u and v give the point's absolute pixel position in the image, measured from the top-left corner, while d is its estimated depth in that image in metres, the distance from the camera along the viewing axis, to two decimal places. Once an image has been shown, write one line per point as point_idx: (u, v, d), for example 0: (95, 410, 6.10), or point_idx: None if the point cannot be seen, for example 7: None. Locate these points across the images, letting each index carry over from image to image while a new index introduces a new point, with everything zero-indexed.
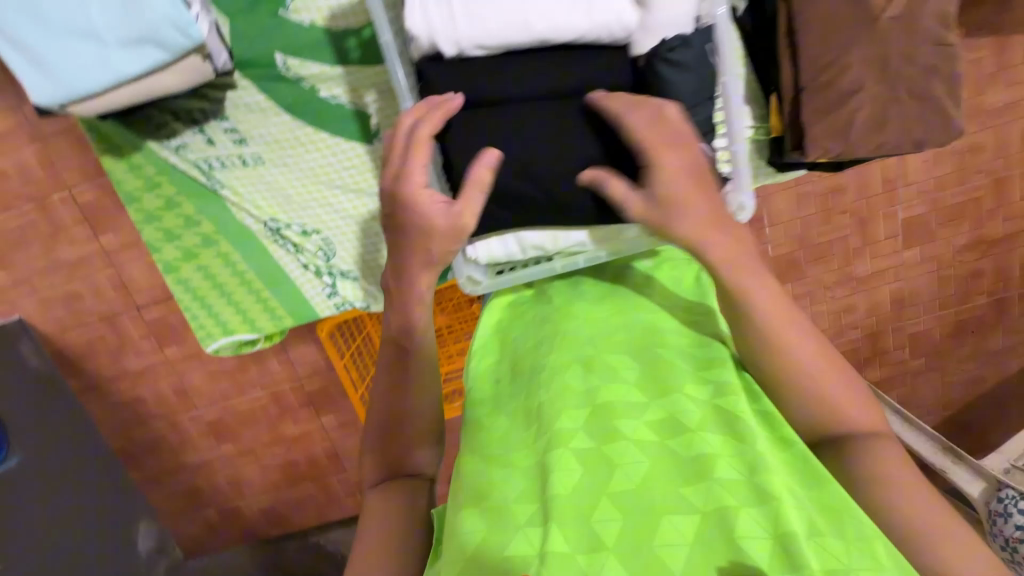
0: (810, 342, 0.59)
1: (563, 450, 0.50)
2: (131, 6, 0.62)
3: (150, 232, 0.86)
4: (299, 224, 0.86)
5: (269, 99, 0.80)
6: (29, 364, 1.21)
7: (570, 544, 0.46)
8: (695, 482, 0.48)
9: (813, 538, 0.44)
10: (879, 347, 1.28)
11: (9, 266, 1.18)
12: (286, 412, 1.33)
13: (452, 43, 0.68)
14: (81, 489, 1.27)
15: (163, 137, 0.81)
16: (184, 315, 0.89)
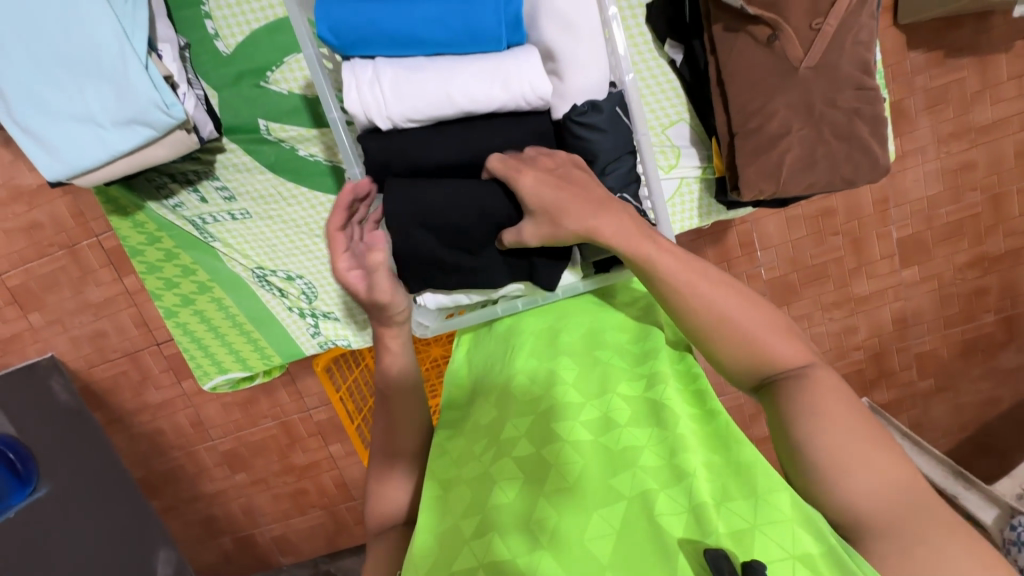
0: (729, 293, 0.62)
1: (507, 462, 0.59)
2: (123, 92, 0.70)
3: (151, 281, 0.93)
4: (283, 271, 0.93)
5: (253, 159, 0.87)
6: (59, 400, 1.29)
7: (511, 551, 0.52)
8: (622, 472, 0.56)
9: (723, 505, 0.52)
10: (884, 368, 1.25)
11: (44, 308, 1.28)
12: (296, 442, 1.38)
13: (385, 118, 0.71)
14: (110, 514, 1.32)
15: (162, 197, 0.88)
16: (183, 356, 0.96)
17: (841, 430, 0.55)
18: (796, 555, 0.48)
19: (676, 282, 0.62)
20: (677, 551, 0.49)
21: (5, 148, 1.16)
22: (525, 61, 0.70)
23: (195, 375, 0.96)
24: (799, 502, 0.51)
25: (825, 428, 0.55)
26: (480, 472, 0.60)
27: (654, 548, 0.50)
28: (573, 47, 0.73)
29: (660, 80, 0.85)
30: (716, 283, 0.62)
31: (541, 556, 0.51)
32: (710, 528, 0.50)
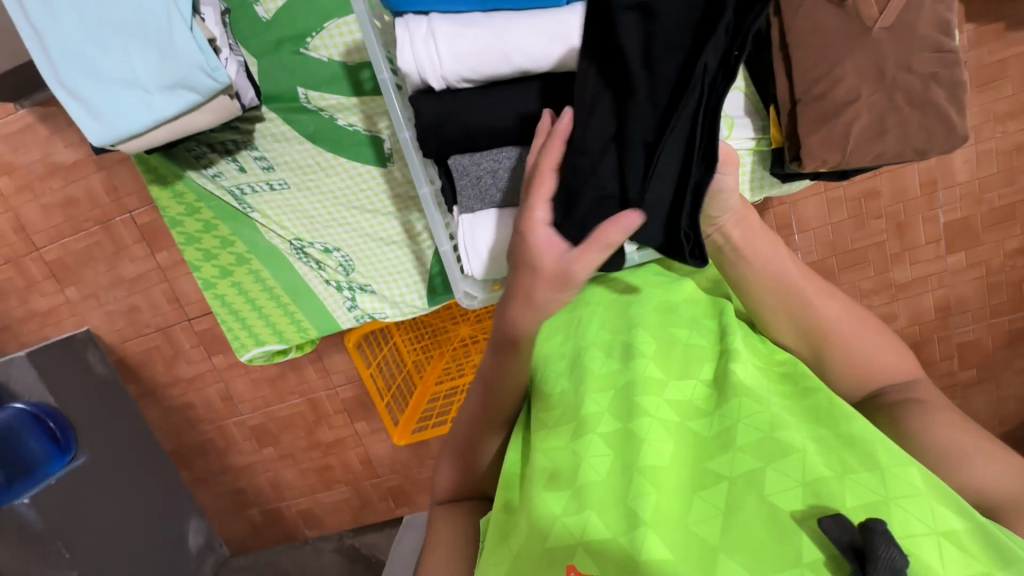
0: (832, 300, 0.62)
1: (594, 440, 0.58)
2: (165, 53, 0.69)
3: (190, 253, 0.95)
4: (320, 243, 0.92)
5: (293, 129, 0.86)
6: (96, 371, 1.33)
7: (613, 531, 0.52)
8: (719, 452, 0.55)
9: (845, 476, 0.50)
10: (924, 357, 1.20)
11: (81, 282, 1.31)
12: (322, 418, 1.40)
13: (438, 78, 0.65)
14: (142, 486, 1.37)
15: (201, 166, 0.89)
16: (223, 327, 0.98)
17: (952, 423, 0.57)
18: (937, 528, 0.46)
19: (782, 286, 0.62)
20: (796, 527, 0.48)
21: (42, 123, 1.18)
22: (590, 10, 0.62)
23: (233, 346, 0.99)
24: (931, 476, 0.50)
25: (941, 423, 0.57)
26: (562, 449, 0.60)
27: (769, 524, 0.49)
28: None
29: None
30: (815, 284, 0.62)
31: (643, 533, 0.51)
32: (835, 500, 0.48)
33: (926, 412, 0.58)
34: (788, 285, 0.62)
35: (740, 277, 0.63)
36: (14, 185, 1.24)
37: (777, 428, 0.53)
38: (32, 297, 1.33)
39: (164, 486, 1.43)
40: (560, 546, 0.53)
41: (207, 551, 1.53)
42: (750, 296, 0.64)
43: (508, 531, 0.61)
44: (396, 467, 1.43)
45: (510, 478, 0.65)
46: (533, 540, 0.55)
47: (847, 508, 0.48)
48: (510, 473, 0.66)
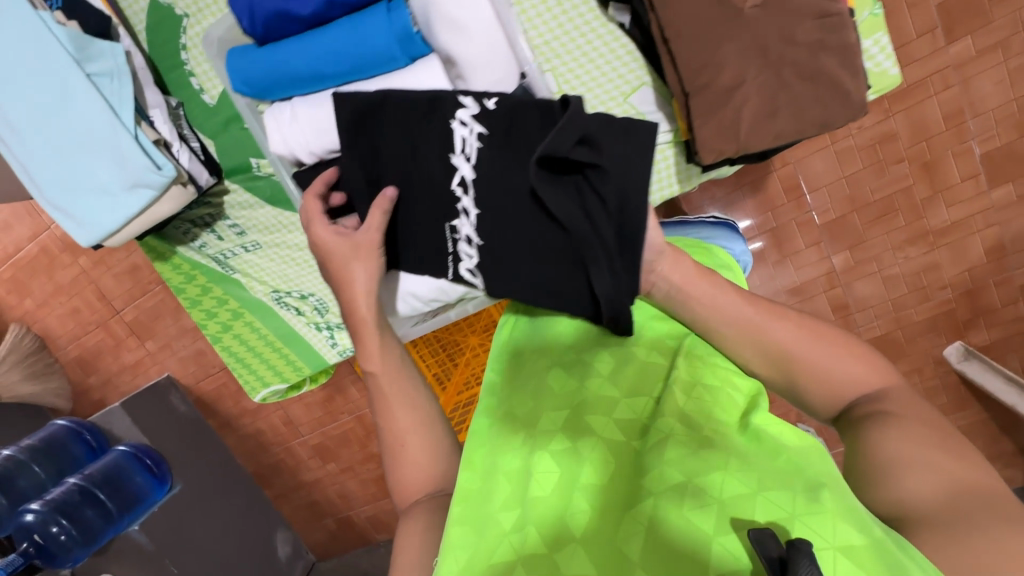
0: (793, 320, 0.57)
1: (543, 453, 0.53)
2: (122, 160, 0.79)
3: (196, 314, 1.07)
4: (296, 291, 1.03)
5: (254, 195, 0.97)
6: (179, 411, 1.51)
7: (547, 546, 0.47)
8: (652, 462, 0.49)
9: (759, 492, 0.45)
10: (980, 306, 1.08)
11: (156, 335, 1.50)
12: (371, 432, 1.50)
13: (308, 154, 0.82)
14: (231, 505, 1.55)
15: (189, 240, 1.01)
16: (235, 376, 1.11)
17: (908, 442, 0.48)
18: (839, 548, 0.41)
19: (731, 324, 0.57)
20: (708, 544, 0.43)
21: None
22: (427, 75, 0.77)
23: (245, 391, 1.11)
24: (844, 498, 0.44)
25: (890, 435, 0.49)
26: (518, 467, 0.54)
27: (686, 541, 0.43)
28: (468, 46, 0.74)
29: (608, 39, 0.83)
30: (769, 307, 0.57)
31: (574, 552, 0.46)
32: (744, 515, 0.44)
33: (888, 425, 0.50)
34: (737, 322, 0.57)
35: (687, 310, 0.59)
36: (91, 261, 1.45)
37: (702, 444, 0.49)
38: (122, 352, 1.54)
39: (250, 502, 1.61)
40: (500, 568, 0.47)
41: (296, 558, 1.70)
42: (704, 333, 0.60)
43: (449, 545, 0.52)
44: None
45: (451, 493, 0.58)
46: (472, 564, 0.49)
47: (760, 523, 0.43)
48: (468, 482, 0.55)
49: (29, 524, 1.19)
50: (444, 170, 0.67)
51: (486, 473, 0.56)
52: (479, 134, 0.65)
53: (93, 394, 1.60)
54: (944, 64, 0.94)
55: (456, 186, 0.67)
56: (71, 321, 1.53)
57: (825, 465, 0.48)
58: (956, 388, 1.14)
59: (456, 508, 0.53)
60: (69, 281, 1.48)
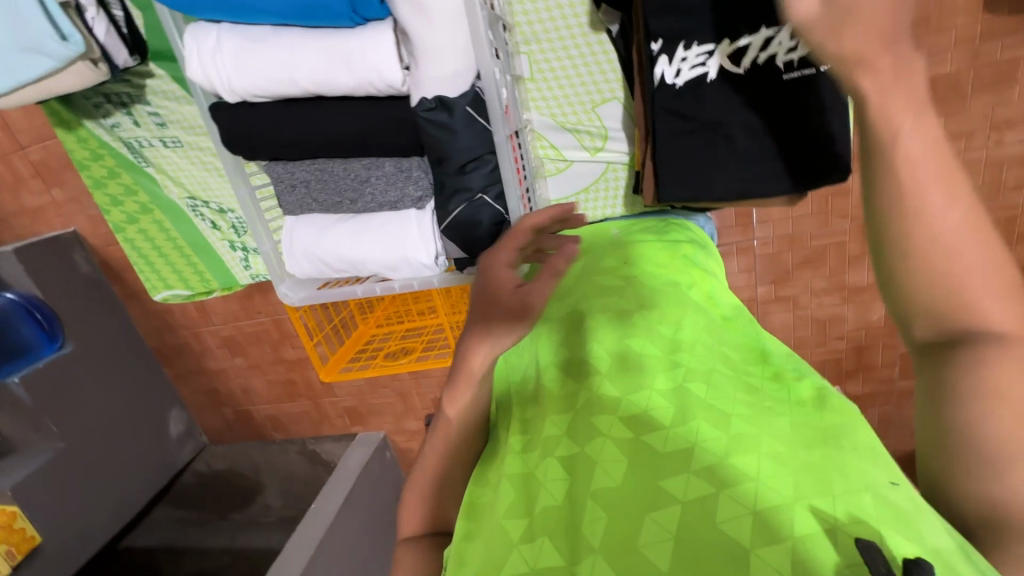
0: (963, 220, 0.42)
1: (550, 462, 0.58)
2: (13, 18, 0.69)
3: (99, 196, 1.01)
4: (215, 204, 0.99)
5: (181, 88, 0.89)
6: (81, 271, 1.43)
7: (566, 559, 0.50)
8: (670, 472, 0.51)
9: (803, 501, 0.45)
10: (863, 361, 1.20)
11: (64, 183, 1.37)
12: (286, 338, 1.49)
13: (230, 91, 0.76)
14: (127, 376, 1.52)
15: (99, 116, 0.93)
16: (136, 270, 1.08)
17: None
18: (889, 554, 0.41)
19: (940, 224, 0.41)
20: (748, 558, 0.43)
21: None
22: (371, 46, 0.69)
23: (145, 287, 1.09)
24: (887, 501, 0.44)
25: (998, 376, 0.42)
26: (525, 474, 0.59)
27: (723, 554, 0.44)
28: (425, 29, 0.67)
29: (593, 49, 0.82)
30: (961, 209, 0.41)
31: (595, 560, 0.48)
32: (782, 528, 0.44)
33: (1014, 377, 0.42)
34: (941, 222, 0.41)
35: (874, 206, 0.43)
36: None
37: (728, 454, 0.50)
38: (22, 193, 1.40)
39: (148, 377, 1.58)
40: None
41: (187, 438, 1.69)
42: (875, 232, 0.44)
43: (463, 559, 0.56)
44: (352, 391, 1.55)
45: (473, 513, 0.61)
46: (485, 567, 0.53)
47: (798, 536, 0.43)
48: (474, 496, 0.63)
49: None
50: (743, 87, 0.70)
51: (495, 484, 0.62)
52: (687, 50, 0.70)
53: None
54: None
55: (743, 66, 0.69)
56: None
57: (864, 457, 0.48)
58: None
59: (463, 522, 0.60)
60: None
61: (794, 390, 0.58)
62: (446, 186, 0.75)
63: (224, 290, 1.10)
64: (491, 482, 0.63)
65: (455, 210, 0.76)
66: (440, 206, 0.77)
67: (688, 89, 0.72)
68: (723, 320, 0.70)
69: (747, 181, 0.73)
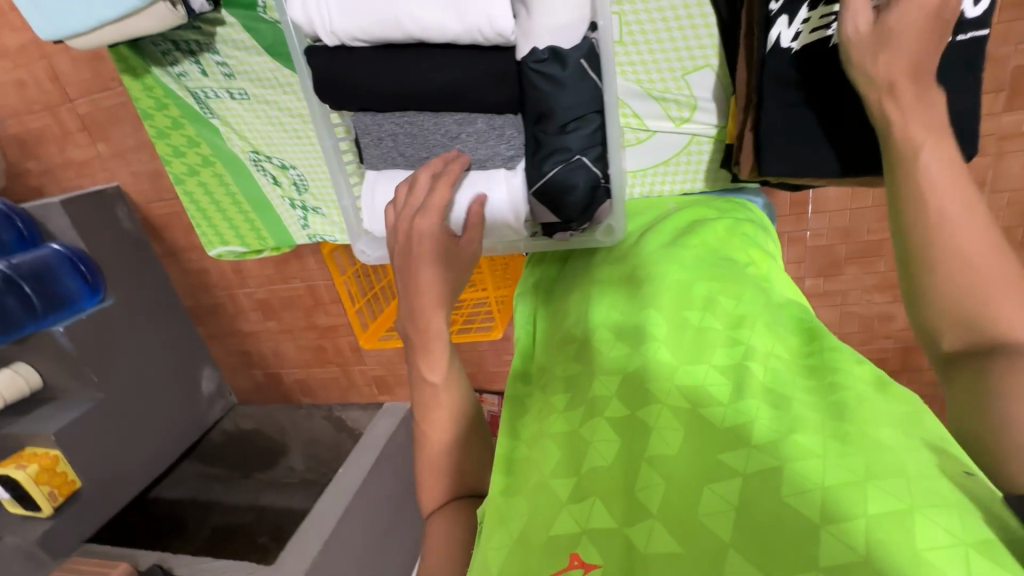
0: (981, 227, 0.48)
1: (600, 424, 0.51)
2: None
3: (162, 146, 1.03)
4: (277, 159, 0.98)
5: (251, 38, 0.86)
6: (123, 226, 1.45)
7: (616, 520, 0.44)
8: (731, 445, 0.45)
9: (873, 480, 0.40)
10: (909, 362, 1.17)
11: (109, 139, 1.38)
12: (319, 304, 1.51)
13: (330, 34, 0.68)
14: (164, 333, 1.55)
15: (167, 64, 0.93)
16: (193, 222, 1.10)
17: None
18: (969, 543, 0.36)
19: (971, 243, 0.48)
20: (820, 534, 0.38)
21: None
22: None
23: (201, 242, 1.11)
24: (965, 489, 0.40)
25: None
26: (568, 433, 0.53)
27: (791, 528, 0.39)
28: None
29: (695, 10, 0.73)
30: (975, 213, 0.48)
31: (652, 525, 0.43)
32: (855, 509, 0.39)
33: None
34: (962, 241, 0.48)
35: (898, 204, 0.51)
36: None
37: (791, 431, 0.45)
38: (68, 146, 1.41)
39: (183, 336, 1.61)
40: (565, 535, 0.45)
41: (217, 397, 1.72)
42: (906, 248, 0.50)
43: (505, 512, 0.51)
44: (381, 360, 1.56)
45: (505, 468, 0.56)
46: (525, 521, 0.48)
47: (871, 515, 0.38)
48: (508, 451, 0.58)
49: None
50: None
51: (532, 439, 0.57)
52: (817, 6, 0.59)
53: (30, 180, 1.48)
54: (991, 131, 0.91)
55: None
56: (13, 94, 1.36)
57: (930, 439, 0.43)
58: None
59: (496, 478, 0.55)
60: (16, 47, 1.29)
61: (837, 359, 0.52)
62: (544, 144, 0.68)
63: (277, 249, 1.11)
64: (525, 437, 0.58)
65: (549, 171, 0.69)
66: (533, 167, 0.71)
67: (809, 54, 0.61)
68: (777, 299, 0.62)
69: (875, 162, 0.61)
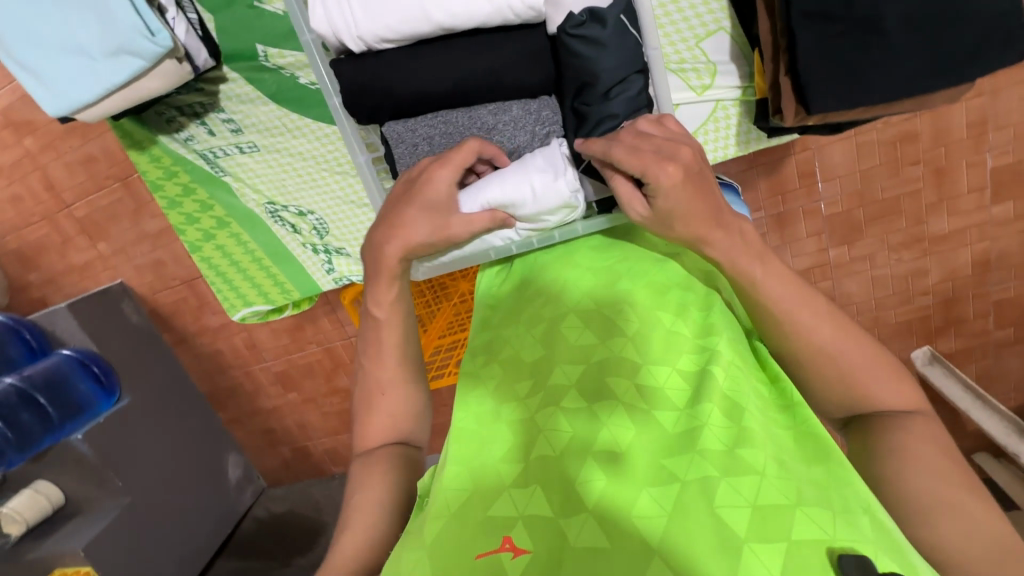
0: (828, 324, 0.60)
1: (554, 411, 0.56)
2: (103, 20, 0.71)
3: (174, 216, 1.04)
4: (294, 207, 1.01)
5: (256, 89, 0.90)
6: (131, 321, 1.42)
7: (552, 510, 0.49)
8: (679, 453, 0.51)
9: (801, 507, 0.46)
10: (953, 314, 1.13)
11: (109, 237, 1.37)
12: (339, 366, 1.47)
13: (357, 39, 0.72)
14: (185, 424, 1.50)
15: (173, 131, 0.94)
16: (214, 289, 1.10)
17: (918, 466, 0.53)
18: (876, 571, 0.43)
19: (809, 346, 0.60)
20: (740, 547, 0.43)
21: None
22: None
23: (225, 306, 1.11)
24: (883, 525, 0.47)
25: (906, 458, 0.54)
26: (523, 414, 0.58)
27: (713, 536, 0.44)
28: None
29: None
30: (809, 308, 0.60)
31: (585, 520, 0.47)
32: (782, 528, 0.44)
33: (908, 430, 0.56)
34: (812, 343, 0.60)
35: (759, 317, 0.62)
36: (38, 143, 1.28)
37: (738, 445, 0.50)
38: (69, 251, 1.41)
39: (205, 424, 1.56)
40: (500, 518, 0.50)
41: (246, 483, 1.66)
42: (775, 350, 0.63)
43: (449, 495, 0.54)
44: None
45: (448, 444, 0.60)
46: (470, 508, 0.52)
47: (794, 539, 0.44)
48: (459, 427, 0.61)
49: None
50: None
51: (485, 416, 0.61)
52: None
53: (33, 293, 1.47)
54: None
55: None
56: (10, 210, 1.37)
57: (844, 466, 0.52)
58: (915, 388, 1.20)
59: (453, 445, 0.59)
60: (9, 164, 1.31)
61: (791, 392, 0.59)
62: (589, 115, 0.72)
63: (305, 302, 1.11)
64: (476, 412, 0.62)
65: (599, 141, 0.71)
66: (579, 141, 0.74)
67: None
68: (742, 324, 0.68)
69: (906, 78, 0.67)
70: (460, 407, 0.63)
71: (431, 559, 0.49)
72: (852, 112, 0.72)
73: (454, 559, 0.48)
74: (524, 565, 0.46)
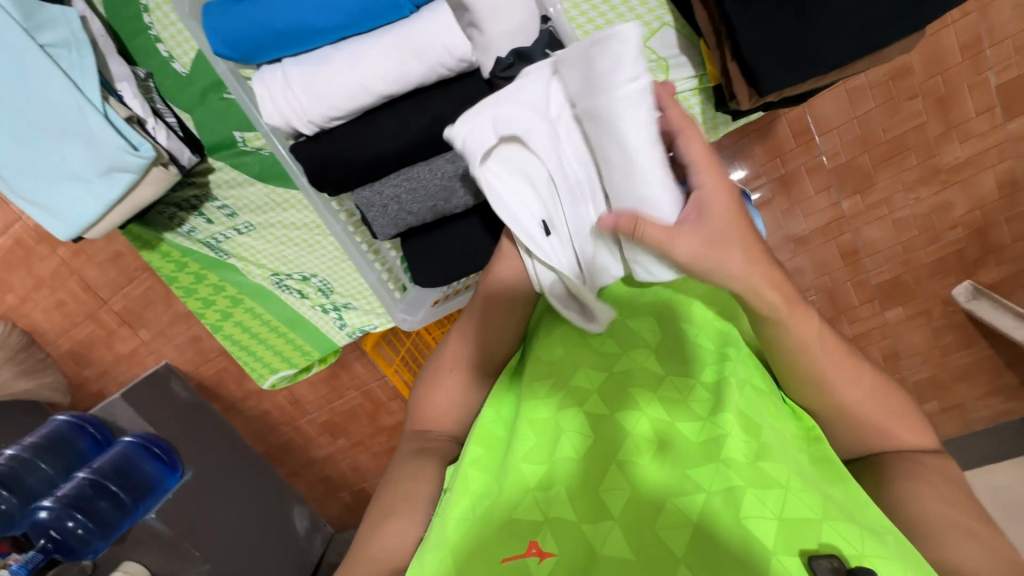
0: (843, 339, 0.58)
1: (577, 414, 0.58)
2: (91, 145, 0.77)
3: (192, 302, 1.09)
4: (297, 274, 1.06)
5: (241, 173, 0.96)
6: (181, 397, 1.48)
7: (578, 515, 0.52)
8: (702, 462, 0.52)
9: (827, 521, 0.48)
10: (991, 243, 1.06)
11: (148, 323, 1.46)
12: (380, 406, 1.52)
13: (307, 123, 0.76)
14: (248, 486, 1.56)
15: (175, 225, 1.00)
16: (243, 365, 1.16)
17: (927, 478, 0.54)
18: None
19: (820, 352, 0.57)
20: (766, 555, 0.46)
21: None
22: (436, 25, 0.71)
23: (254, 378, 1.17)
24: (905, 543, 0.49)
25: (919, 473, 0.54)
26: (548, 419, 0.60)
27: (739, 544, 0.47)
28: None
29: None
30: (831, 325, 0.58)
31: (611, 527, 0.51)
32: (806, 537, 0.47)
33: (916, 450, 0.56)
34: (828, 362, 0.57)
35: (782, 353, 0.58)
36: (71, 251, 1.38)
37: (760, 457, 0.52)
38: (115, 343, 1.49)
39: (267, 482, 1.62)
40: (528, 522, 0.53)
41: (315, 532, 1.70)
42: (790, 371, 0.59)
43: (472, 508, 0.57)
44: None
45: (465, 446, 0.63)
46: (495, 514, 0.55)
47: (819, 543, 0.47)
48: (487, 426, 0.64)
49: (44, 520, 1.22)
50: None
51: (509, 422, 0.64)
52: None
53: (90, 387, 1.55)
54: None
55: None
56: (56, 315, 1.46)
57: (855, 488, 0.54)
58: (962, 326, 1.14)
59: (477, 449, 0.62)
60: (49, 273, 1.41)
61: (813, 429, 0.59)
62: None
63: (323, 360, 1.18)
64: (502, 410, 0.65)
65: None
66: None
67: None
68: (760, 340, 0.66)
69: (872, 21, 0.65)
70: (488, 410, 0.65)
71: (454, 560, 0.54)
72: (806, 83, 0.71)
73: (480, 563, 0.52)
74: (551, 567, 0.50)
